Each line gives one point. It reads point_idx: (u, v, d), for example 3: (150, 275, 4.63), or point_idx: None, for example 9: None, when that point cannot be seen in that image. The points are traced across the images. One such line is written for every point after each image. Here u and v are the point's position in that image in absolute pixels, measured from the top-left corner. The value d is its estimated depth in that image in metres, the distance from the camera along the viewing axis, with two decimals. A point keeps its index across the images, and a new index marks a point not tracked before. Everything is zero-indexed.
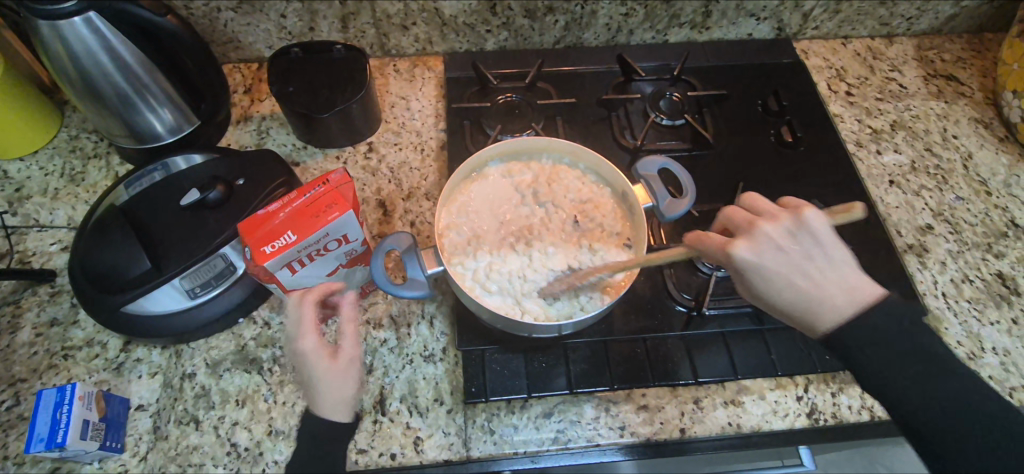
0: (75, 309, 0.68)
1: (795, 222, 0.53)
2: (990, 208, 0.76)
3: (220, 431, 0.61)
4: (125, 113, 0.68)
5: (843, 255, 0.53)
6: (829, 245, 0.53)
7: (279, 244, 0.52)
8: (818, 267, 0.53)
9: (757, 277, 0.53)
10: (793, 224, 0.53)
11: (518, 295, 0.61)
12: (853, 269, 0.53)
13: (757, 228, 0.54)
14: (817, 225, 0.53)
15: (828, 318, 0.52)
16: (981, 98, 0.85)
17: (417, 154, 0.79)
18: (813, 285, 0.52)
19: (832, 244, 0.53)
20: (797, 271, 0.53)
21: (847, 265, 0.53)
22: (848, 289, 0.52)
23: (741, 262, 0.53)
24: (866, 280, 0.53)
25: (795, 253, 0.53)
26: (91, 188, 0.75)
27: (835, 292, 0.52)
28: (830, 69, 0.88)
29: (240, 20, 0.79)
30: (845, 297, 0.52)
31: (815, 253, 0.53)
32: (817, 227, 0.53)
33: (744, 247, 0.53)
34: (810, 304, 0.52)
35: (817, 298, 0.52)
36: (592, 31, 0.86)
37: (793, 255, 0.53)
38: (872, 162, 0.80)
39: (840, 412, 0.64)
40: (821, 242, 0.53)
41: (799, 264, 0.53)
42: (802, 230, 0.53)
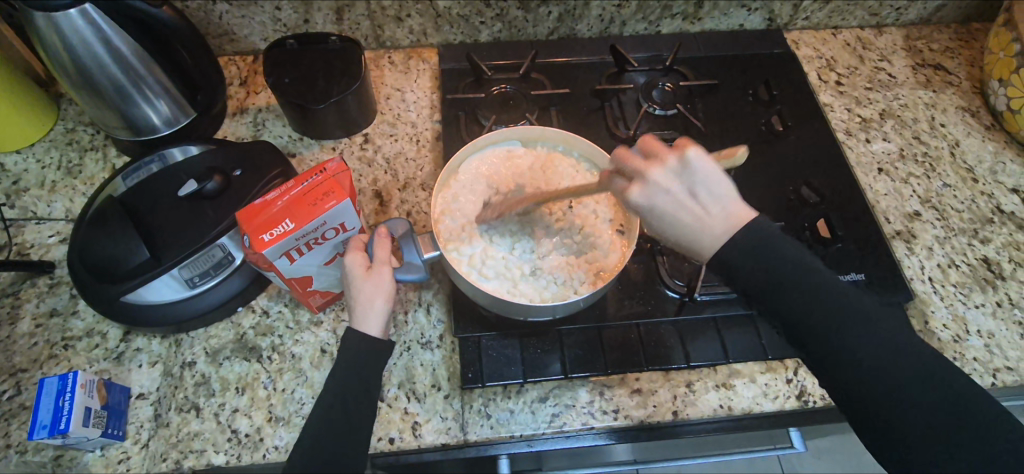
0: (74, 300, 0.68)
1: (681, 163, 0.51)
2: (977, 195, 0.77)
3: (220, 418, 0.62)
4: (121, 104, 0.68)
5: (727, 187, 0.51)
6: (714, 179, 0.51)
7: (278, 232, 0.53)
8: (701, 202, 0.51)
9: (651, 218, 0.53)
10: (678, 164, 0.51)
11: (514, 280, 0.62)
12: (736, 199, 0.51)
13: (647, 173, 0.52)
14: (704, 164, 0.51)
15: (711, 250, 0.51)
16: (969, 87, 0.86)
17: (413, 145, 0.80)
18: (704, 222, 0.51)
19: (714, 176, 0.51)
20: (686, 211, 0.51)
21: (728, 194, 0.51)
22: (737, 222, 0.51)
23: (634, 205, 0.53)
24: (747, 207, 0.52)
25: (681, 191, 0.51)
26: (88, 180, 0.75)
27: (719, 225, 0.51)
28: (821, 59, 0.89)
29: (235, 12, 0.79)
30: (729, 230, 0.51)
31: (704, 192, 0.51)
32: (704, 165, 0.51)
33: (638, 192, 0.52)
34: (697, 240, 0.52)
35: (705, 234, 0.51)
36: (586, 23, 0.87)
37: (682, 193, 0.51)
38: (862, 150, 0.81)
39: (829, 394, 0.65)
40: (704, 179, 0.51)
41: (687, 204, 0.51)
42: (687, 171, 0.51)
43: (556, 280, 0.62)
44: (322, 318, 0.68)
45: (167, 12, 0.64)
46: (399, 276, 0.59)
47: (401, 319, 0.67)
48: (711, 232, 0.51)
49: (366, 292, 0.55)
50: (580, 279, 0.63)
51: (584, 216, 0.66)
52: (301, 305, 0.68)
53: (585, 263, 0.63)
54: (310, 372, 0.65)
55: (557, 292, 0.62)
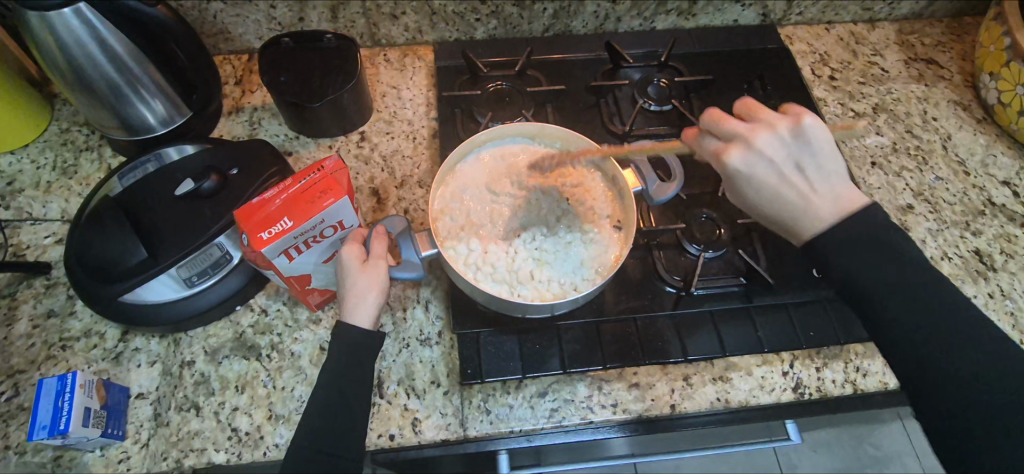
0: (71, 300, 0.68)
1: (798, 134, 0.55)
2: (969, 188, 0.78)
3: (220, 416, 0.62)
4: (116, 104, 0.68)
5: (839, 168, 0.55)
6: (828, 158, 0.55)
7: (276, 229, 0.53)
8: (808, 176, 0.55)
9: (745, 184, 0.57)
10: (793, 135, 0.55)
11: (514, 280, 0.62)
12: (845, 183, 0.56)
13: (755, 135, 0.56)
14: (817, 138, 0.55)
15: (810, 227, 0.55)
16: (960, 81, 0.87)
17: (410, 143, 0.80)
18: (807, 190, 0.55)
19: (827, 155, 0.55)
20: (789, 185, 0.55)
21: (837, 176, 0.55)
22: (838, 197, 0.55)
23: (730, 169, 0.56)
24: (855, 192, 0.55)
25: (786, 164, 0.55)
26: (84, 180, 0.75)
27: (824, 203, 0.54)
28: (814, 54, 0.89)
29: (229, 11, 0.79)
30: (832, 207, 0.54)
31: (816, 165, 0.55)
32: (824, 141, 0.56)
33: (739, 156, 0.56)
34: (795, 213, 0.55)
35: (805, 203, 0.55)
36: (581, 19, 0.87)
37: (789, 164, 0.55)
38: (855, 144, 0.82)
39: (824, 386, 0.66)
40: (818, 149, 0.55)
41: (795, 173, 0.55)
42: (802, 142, 0.55)
43: (556, 279, 0.62)
44: (320, 316, 0.68)
45: (162, 11, 0.63)
46: (396, 274, 0.59)
47: (399, 316, 0.67)
48: (812, 204, 0.55)
49: (362, 284, 0.55)
50: (579, 277, 0.63)
51: (582, 214, 0.66)
52: (299, 303, 0.68)
53: (584, 262, 0.64)
54: (309, 370, 0.65)
55: (557, 290, 0.62)
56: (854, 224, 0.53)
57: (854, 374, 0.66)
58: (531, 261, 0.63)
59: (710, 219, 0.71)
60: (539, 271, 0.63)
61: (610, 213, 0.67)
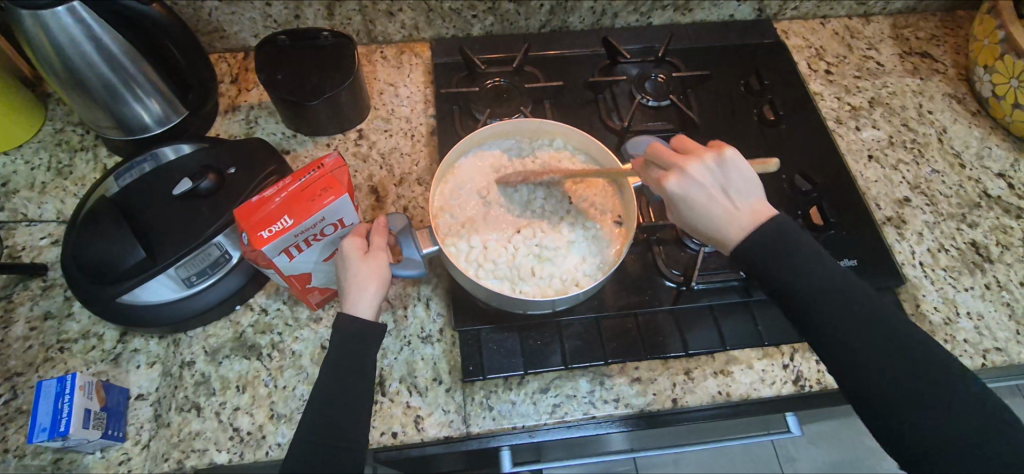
0: (69, 302, 0.67)
1: (721, 161, 0.56)
2: (964, 180, 0.79)
3: (222, 417, 0.62)
4: (111, 103, 0.68)
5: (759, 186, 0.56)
6: (748, 180, 0.56)
7: (276, 228, 0.53)
8: (731, 194, 0.55)
9: (685, 207, 0.56)
10: (716, 161, 0.56)
11: (516, 276, 0.62)
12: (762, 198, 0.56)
13: (686, 164, 0.56)
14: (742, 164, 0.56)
15: (734, 237, 0.55)
16: (955, 74, 0.87)
17: (408, 140, 0.80)
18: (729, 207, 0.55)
19: (746, 175, 0.56)
20: (716, 202, 0.55)
21: (755, 191, 0.56)
22: (758, 211, 0.55)
23: (670, 193, 0.56)
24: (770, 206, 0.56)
25: (714, 185, 0.56)
26: (79, 181, 0.75)
27: (745, 216, 0.55)
28: (810, 49, 0.90)
29: (225, 8, 0.79)
30: (751, 219, 0.55)
31: (739, 186, 0.55)
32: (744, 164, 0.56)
33: (676, 181, 0.56)
34: (721, 227, 0.55)
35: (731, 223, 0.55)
36: (578, 15, 0.87)
37: (717, 186, 0.56)
38: (852, 138, 0.82)
39: (825, 379, 0.66)
40: (741, 173, 0.56)
41: (720, 193, 0.55)
42: (724, 168, 0.56)
43: (557, 275, 0.63)
44: (321, 315, 0.68)
45: (157, 9, 0.63)
46: (397, 272, 0.59)
47: (400, 314, 0.67)
48: (733, 219, 0.55)
49: (362, 274, 0.55)
50: (581, 273, 0.63)
51: (583, 210, 0.67)
52: (300, 302, 0.68)
53: (586, 258, 0.64)
54: (310, 369, 0.65)
55: (558, 286, 0.62)
56: (756, 234, 0.54)
57: None
58: (532, 257, 0.63)
59: None
60: (541, 267, 0.63)
61: (611, 208, 0.67)
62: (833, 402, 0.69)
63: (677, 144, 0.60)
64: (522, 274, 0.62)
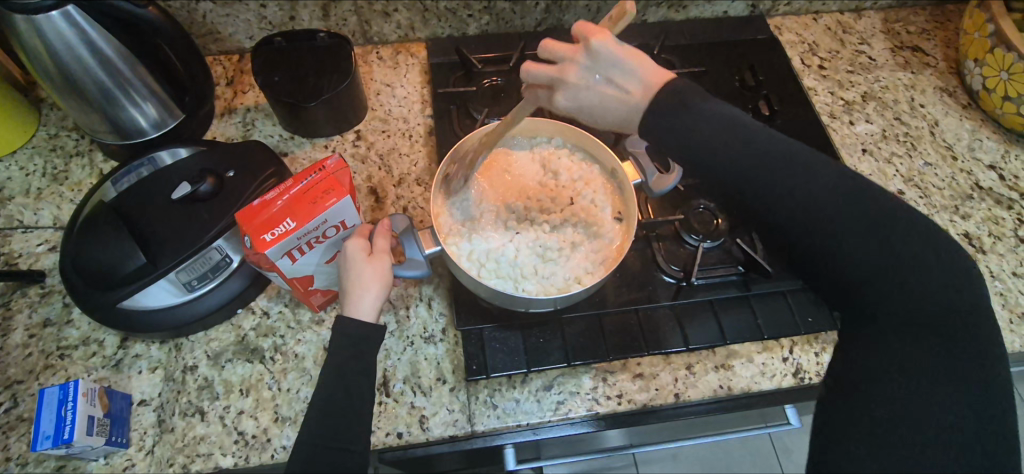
0: (68, 308, 0.67)
1: (591, 54, 0.55)
2: (957, 173, 0.80)
3: (226, 420, 0.62)
4: (107, 108, 0.67)
5: (635, 61, 0.53)
6: (614, 63, 0.54)
7: (278, 231, 0.53)
8: (615, 84, 0.54)
9: (585, 113, 0.58)
10: (588, 56, 0.55)
11: (519, 276, 0.62)
12: (654, 68, 0.54)
13: (565, 75, 0.56)
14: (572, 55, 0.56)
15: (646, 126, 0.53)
16: (945, 68, 0.89)
17: (406, 141, 0.80)
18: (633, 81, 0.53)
19: (608, 60, 0.54)
20: (608, 97, 0.55)
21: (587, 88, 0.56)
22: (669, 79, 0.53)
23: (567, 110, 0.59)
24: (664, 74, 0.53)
25: (586, 80, 0.56)
26: (75, 186, 0.74)
27: (637, 101, 0.53)
28: (803, 44, 0.90)
29: (219, 11, 0.78)
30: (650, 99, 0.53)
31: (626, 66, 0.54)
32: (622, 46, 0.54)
33: (564, 94, 0.57)
34: (624, 117, 0.55)
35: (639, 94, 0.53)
36: (573, 13, 0.88)
37: (597, 77, 0.55)
38: (846, 132, 0.83)
39: (824, 371, 0.67)
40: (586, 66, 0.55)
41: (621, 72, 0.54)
42: (597, 56, 0.54)
43: (558, 272, 0.63)
44: (323, 317, 0.68)
45: (154, 12, 0.62)
46: (401, 272, 0.59)
47: (402, 314, 0.67)
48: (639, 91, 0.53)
49: (366, 275, 0.55)
50: (583, 269, 0.63)
51: (584, 207, 0.67)
52: (301, 305, 0.68)
53: (588, 255, 0.64)
54: (313, 371, 0.65)
55: (559, 282, 0.63)
56: (655, 106, 0.52)
57: None
58: (533, 253, 0.64)
59: (707, 209, 0.72)
60: (542, 264, 0.63)
61: (611, 205, 0.68)
62: (831, 394, 0.70)
63: (544, 51, 0.59)
64: (524, 273, 0.62)
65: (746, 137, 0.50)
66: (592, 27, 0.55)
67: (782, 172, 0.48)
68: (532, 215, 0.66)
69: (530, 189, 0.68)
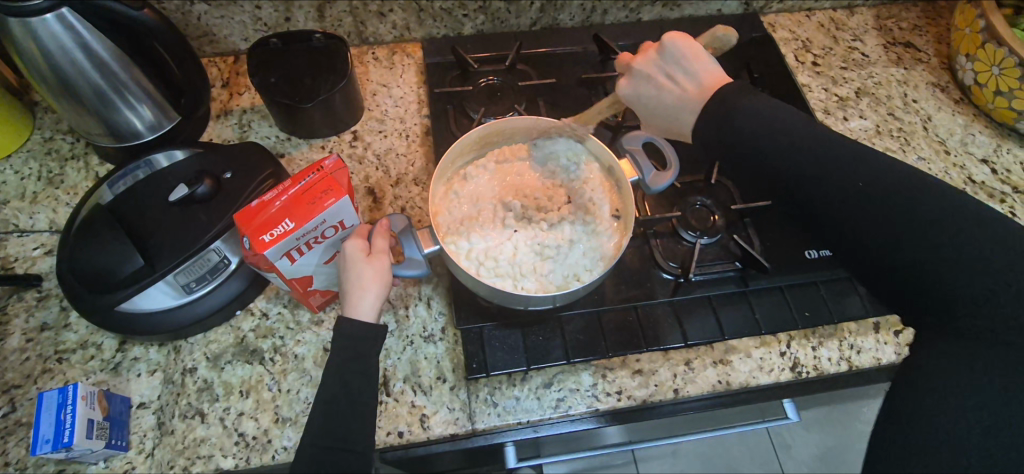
0: (65, 312, 0.67)
1: (663, 52, 0.58)
2: (950, 167, 0.81)
3: (227, 422, 0.62)
4: (102, 110, 0.67)
5: (701, 64, 0.56)
6: (680, 63, 0.57)
7: (278, 232, 0.53)
8: (673, 80, 0.57)
9: (637, 103, 0.61)
10: (659, 51, 0.58)
11: (519, 275, 0.63)
12: (715, 75, 0.56)
13: (634, 64, 0.60)
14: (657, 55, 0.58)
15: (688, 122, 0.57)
16: (937, 63, 0.89)
17: (403, 141, 0.80)
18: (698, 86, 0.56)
19: (676, 59, 0.57)
20: (661, 90, 0.58)
21: (647, 79, 0.59)
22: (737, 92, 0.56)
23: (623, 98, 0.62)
24: (722, 82, 0.56)
25: (647, 73, 0.59)
26: (71, 189, 0.74)
27: (687, 98, 0.56)
28: (797, 41, 0.91)
29: (214, 12, 0.78)
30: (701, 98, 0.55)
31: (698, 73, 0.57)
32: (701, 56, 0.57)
33: (625, 82, 0.61)
34: (670, 112, 0.58)
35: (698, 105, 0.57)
36: (568, 12, 0.88)
37: (660, 72, 0.58)
38: (840, 128, 0.83)
39: (821, 364, 0.68)
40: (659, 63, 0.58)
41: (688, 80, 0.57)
42: (669, 56, 0.58)
43: (557, 270, 0.63)
44: (323, 318, 0.68)
45: (150, 15, 0.62)
46: (400, 272, 0.59)
47: (402, 314, 0.68)
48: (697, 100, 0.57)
49: (366, 275, 0.55)
50: (582, 267, 0.64)
51: (582, 205, 0.67)
52: (300, 305, 0.68)
53: (586, 252, 0.64)
54: (313, 372, 0.65)
55: (557, 280, 0.63)
56: (706, 105, 0.55)
57: (848, 351, 0.68)
58: (532, 252, 0.64)
59: (704, 206, 0.73)
60: (541, 263, 0.63)
61: (609, 203, 0.68)
62: (828, 387, 0.71)
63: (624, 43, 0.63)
64: (524, 271, 0.63)
65: (752, 106, 0.53)
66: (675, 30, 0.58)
67: (775, 151, 0.52)
68: (531, 213, 0.66)
69: (528, 187, 0.68)
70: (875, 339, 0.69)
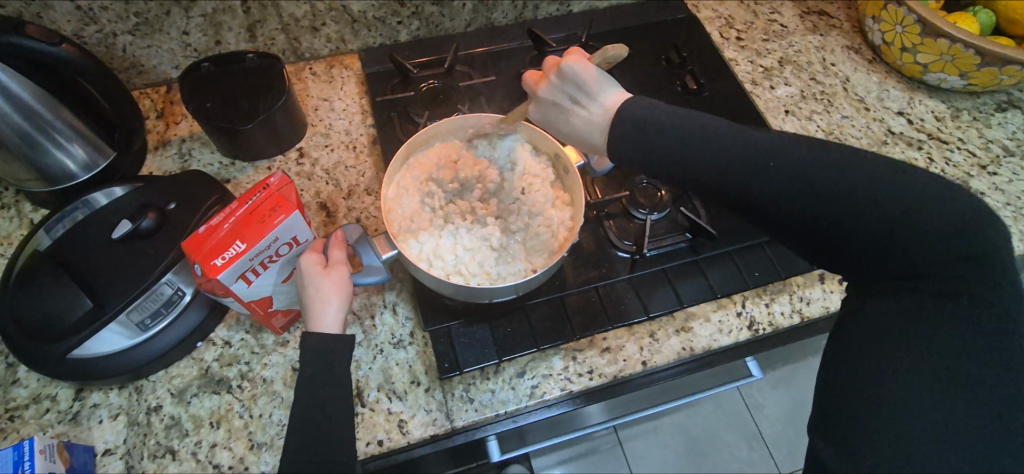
0: (11, 368, 0.64)
1: (562, 74, 0.57)
2: (871, 121, 0.86)
3: (200, 456, 0.61)
4: (30, 154, 0.64)
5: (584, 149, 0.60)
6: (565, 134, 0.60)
7: (229, 255, 0.52)
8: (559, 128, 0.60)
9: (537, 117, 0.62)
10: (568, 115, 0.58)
11: (466, 281, 0.63)
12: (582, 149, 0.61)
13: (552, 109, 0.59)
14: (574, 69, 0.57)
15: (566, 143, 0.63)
16: (850, 28, 0.95)
17: (351, 153, 0.80)
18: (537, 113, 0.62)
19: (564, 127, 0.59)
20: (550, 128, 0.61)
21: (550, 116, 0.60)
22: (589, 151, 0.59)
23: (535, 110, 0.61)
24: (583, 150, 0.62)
25: (550, 113, 0.60)
26: (5, 240, 0.71)
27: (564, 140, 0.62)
28: (720, 19, 0.95)
29: (139, 43, 0.76)
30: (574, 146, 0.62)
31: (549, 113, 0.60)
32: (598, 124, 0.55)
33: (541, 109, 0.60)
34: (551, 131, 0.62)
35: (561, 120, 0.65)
36: (500, 11, 0.90)
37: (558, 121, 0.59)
38: (769, 97, 0.88)
39: (775, 320, 0.71)
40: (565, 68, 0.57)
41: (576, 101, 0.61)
42: (571, 81, 0.56)
43: (505, 258, 0.65)
44: (288, 338, 0.67)
45: (68, 50, 0.61)
46: (359, 280, 0.60)
47: (368, 324, 0.68)
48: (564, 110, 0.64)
49: (325, 288, 0.56)
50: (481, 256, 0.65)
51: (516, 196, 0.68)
52: (263, 329, 0.67)
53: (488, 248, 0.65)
54: (284, 393, 0.64)
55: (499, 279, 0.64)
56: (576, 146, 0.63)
57: (799, 304, 0.72)
58: (463, 251, 0.65)
59: (650, 184, 0.75)
60: (470, 259, 0.64)
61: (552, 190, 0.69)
62: (784, 341, 0.75)
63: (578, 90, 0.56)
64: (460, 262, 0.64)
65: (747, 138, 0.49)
66: (597, 119, 0.55)
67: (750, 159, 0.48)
68: (465, 192, 0.69)
69: (464, 156, 0.70)
70: (822, 289, 0.73)
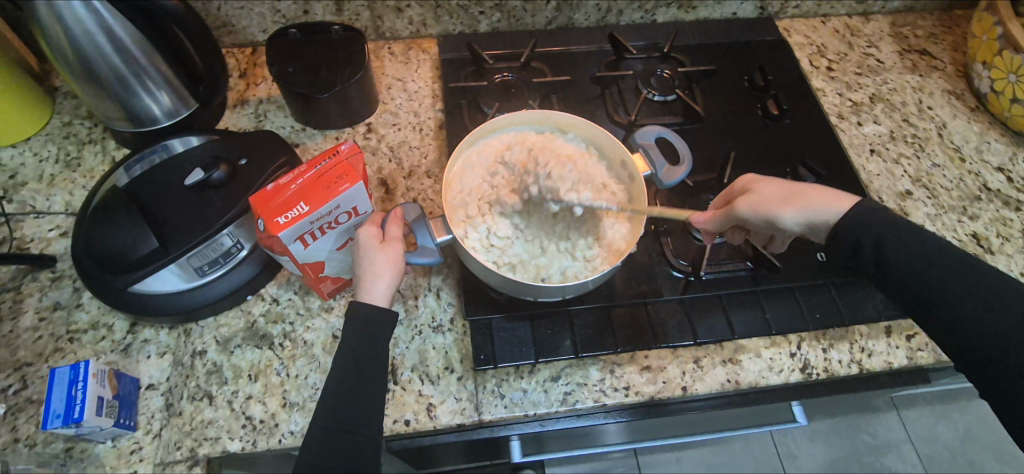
0: (77, 293, 0.67)
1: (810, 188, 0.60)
2: (965, 174, 0.80)
3: (234, 405, 0.62)
4: (122, 94, 0.68)
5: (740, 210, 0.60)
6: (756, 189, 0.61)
7: (292, 214, 0.53)
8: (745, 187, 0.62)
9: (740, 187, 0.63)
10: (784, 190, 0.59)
11: (557, 218, 0.65)
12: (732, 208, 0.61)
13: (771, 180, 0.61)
14: (821, 196, 0.58)
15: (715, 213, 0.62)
16: (953, 71, 0.89)
17: (417, 134, 0.81)
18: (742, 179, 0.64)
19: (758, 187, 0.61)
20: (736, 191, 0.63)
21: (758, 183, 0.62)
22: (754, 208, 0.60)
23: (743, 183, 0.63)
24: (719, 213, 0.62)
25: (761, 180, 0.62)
26: (88, 173, 0.75)
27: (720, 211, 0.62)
28: (811, 46, 0.91)
29: (234, 3, 0.79)
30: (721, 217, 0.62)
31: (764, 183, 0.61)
32: (828, 202, 0.57)
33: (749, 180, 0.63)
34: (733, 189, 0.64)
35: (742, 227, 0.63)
36: (583, 12, 0.88)
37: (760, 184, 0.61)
38: (854, 133, 0.83)
39: (831, 366, 0.67)
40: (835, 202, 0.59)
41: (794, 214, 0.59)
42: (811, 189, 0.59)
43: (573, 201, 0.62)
44: (332, 305, 0.68)
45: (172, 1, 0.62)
46: (413, 260, 0.59)
47: (411, 303, 0.68)
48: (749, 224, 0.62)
49: (378, 262, 0.56)
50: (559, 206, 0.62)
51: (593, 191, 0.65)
52: (311, 292, 0.69)
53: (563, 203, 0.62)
54: (322, 358, 0.65)
55: (567, 203, 0.62)
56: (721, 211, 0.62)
57: (859, 354, 0.68)
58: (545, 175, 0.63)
59: None
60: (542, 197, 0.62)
61: (620, 200, 0.67)
62: (838, 391, 0.70)
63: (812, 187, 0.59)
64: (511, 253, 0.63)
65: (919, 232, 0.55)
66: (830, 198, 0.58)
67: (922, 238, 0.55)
68: None
69: (543, 147, 0.69)
70: (886, 343, 0.68)
